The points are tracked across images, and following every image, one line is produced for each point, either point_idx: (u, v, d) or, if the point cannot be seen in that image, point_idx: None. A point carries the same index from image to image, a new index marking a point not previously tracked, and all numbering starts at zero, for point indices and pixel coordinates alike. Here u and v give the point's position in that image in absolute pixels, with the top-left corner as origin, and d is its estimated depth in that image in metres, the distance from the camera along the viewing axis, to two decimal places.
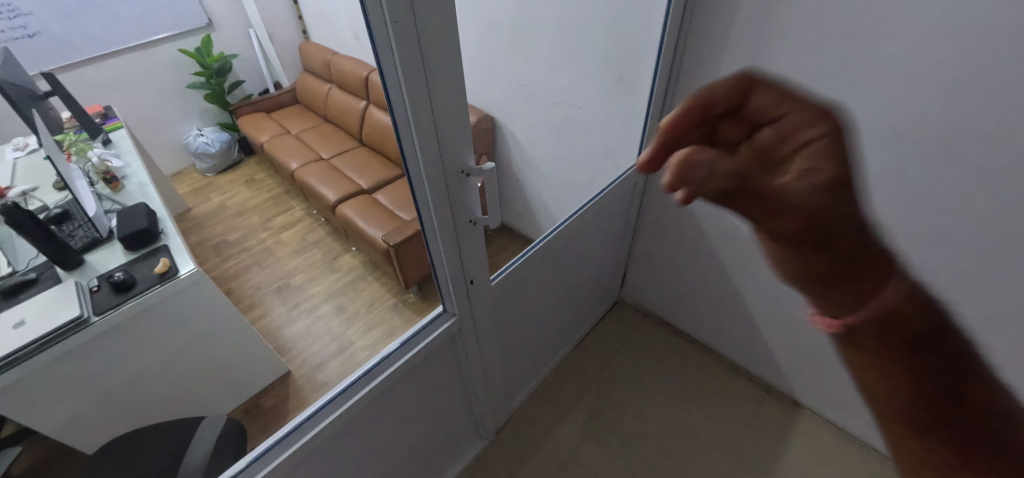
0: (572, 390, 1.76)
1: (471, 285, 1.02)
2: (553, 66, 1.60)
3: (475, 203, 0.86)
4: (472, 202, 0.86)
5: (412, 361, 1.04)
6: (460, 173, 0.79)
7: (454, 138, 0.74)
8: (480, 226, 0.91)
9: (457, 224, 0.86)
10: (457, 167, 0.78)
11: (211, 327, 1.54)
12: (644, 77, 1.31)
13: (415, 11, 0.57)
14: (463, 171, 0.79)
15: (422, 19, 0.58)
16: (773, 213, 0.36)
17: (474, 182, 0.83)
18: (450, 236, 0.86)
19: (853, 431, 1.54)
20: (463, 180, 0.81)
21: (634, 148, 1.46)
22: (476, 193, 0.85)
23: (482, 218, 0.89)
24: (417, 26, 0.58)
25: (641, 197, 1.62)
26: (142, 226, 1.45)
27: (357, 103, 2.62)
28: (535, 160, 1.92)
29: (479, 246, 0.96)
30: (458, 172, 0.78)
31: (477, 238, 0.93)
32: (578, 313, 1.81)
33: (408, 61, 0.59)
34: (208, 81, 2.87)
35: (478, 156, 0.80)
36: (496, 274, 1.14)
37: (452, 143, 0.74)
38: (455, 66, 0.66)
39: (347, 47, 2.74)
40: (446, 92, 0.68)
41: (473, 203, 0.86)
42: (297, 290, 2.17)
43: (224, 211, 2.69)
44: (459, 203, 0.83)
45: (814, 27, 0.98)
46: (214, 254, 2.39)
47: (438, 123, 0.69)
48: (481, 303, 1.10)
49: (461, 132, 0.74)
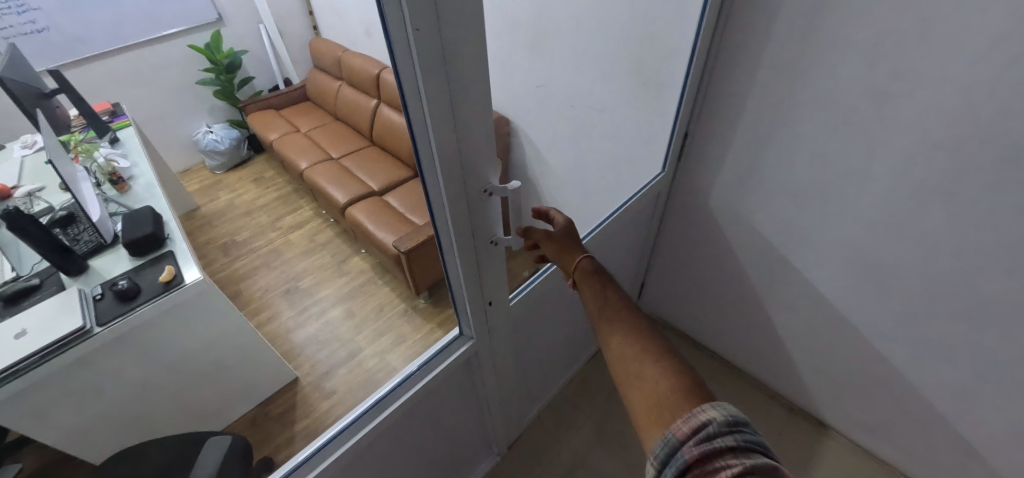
0: (587, 404, 1.70)
1: (491, 307, 0.96)
2: (573, 68, 1.53)
3: (498, 223, 0.80)
4: (494, 223, 0.80)
5: (428, 385, 0.98)
6: (482, 193, 0.73)
7: (479, 156, 0.68)
8: (500, 247, 0.85)
9: (478, 246, 0.80)
10: (481, 187, 0.72)
11: (219, 335, 1.50)
12: (673, 82, 1.24)
13: (442, 21, 0.50)
14: (487, 191, 0.73)
15: (451, 29, 0.52)
16: (550, 244, 0.82)
17: (497, 201, 0.77)
18: (470, 258, 0.80)
19: (883, 453, 1.48)
20: (486, 200, 0.75)
21: (659, 156, 1.39)
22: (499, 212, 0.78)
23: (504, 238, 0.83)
24: (442, 38, 0.51)
25: (664, 206, 1.54)
26: (149, 231, 1.41)
27: (367, 101, 2.56)
28: (551, 165, 1.86)
29: (500, 266, 0.90)
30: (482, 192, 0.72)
31: (498, 259, 0.88)
32: None
33: (432, 76, 0.53)
34: (217, 77, 2.83)
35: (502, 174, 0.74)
36: (515, 292, 1.08)
37: (476, 161, 0.68)
38: (484, 78, 0.60)
39: (358, 43, 2.68)
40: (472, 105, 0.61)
41: (495, 224, 0.80)
42: (306, 293, 2.13)
43: (233, 210, 2.65)
44: (481, 224, 0.77)
45: (868, 32, 0.91)
46: (222, 254, 2.36)
47: (462, 141, 0.63)
48: (499, 323, 1.05)
49: (486, 147, 0.68)
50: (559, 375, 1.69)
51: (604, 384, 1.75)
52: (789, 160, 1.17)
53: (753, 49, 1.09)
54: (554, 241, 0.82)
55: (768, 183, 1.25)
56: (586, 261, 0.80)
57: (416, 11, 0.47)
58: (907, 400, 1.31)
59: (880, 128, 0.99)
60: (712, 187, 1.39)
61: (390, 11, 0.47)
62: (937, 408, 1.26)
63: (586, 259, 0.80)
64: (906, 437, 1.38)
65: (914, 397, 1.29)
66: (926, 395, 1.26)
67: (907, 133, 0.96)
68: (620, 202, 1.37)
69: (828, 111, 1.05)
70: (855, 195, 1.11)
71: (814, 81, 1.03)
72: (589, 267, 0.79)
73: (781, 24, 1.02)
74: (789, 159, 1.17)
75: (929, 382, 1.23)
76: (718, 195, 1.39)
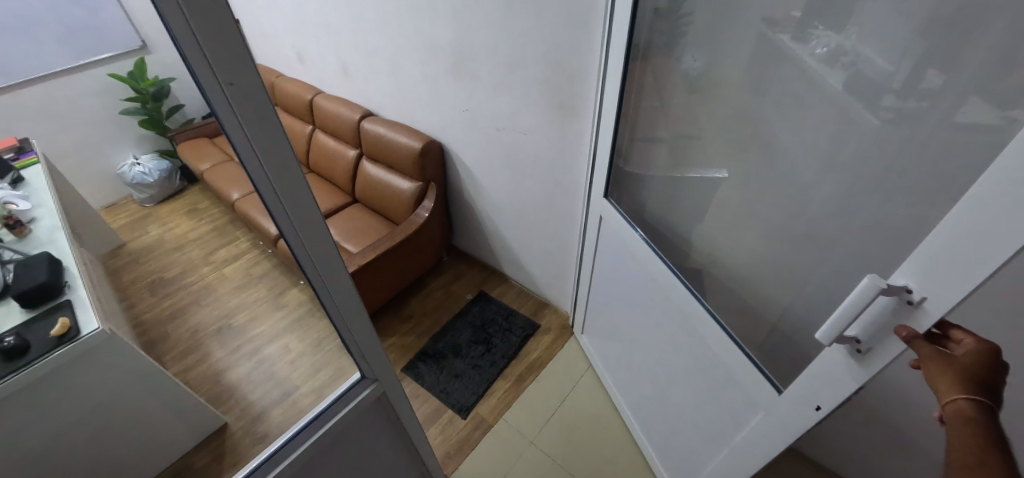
0: (529, 429, 1.67)
1: (817, 411, 0.81)
2: (494, 92, 1.60)
3: (870, 327, 0.66)
4: (882, 332, 0.66)
5: (333, 432, 0.93)
6: (916, 299, 0.60)
7: (987, 241, 0.53)
8: (840, 349, 0.72)
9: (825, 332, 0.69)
10: (942, 278, 0.58)
11: (133, 383, 1.41)
12: (586, 104, 1.37)
13: (258, 69, 0.51)
14: (924, 299, 0.60)
15: None
16: (944, 371, 0.57)
17: (907, 304, 0.62)
18: (877, 363, 0.67)
19: (827, 462, 1.46)
20: (906, 306, 0.62)
21: (580, 175, 1.53)
22: (872, 314, 0.65)
23: (827, 343, 0.69)
24: (264, 88, 0.52)
25: (585, 224, 1.59)
26: (42, 281, 1.33)
27: (302, 127, 2.54)
28: (485, 186, 1.96)
29: (815, 364, 0.79)
30: (935, 288, 0.58)
31: (831, 360, 0.74)
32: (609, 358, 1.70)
33: (260, 129, 0.54)
34: (144, 106, 2.71)
35: (879, 277, 0.62)
36: (773, 384, 0.94)
37: (956, 285, 0.56)
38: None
39: (290, 67, 2.60)
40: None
41: (883, 334, 0.65)
42: (240, 331, 2.03)
43: (163, 245, 2.53)
44: (900, 323, 0.63)
45: (734, 61, 0.96)
46: (148, 294, 2.22)
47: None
48: (791, 425, 0.89)
49: (969, 217, 0.54)
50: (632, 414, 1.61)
51: (544, 407, 1.73)
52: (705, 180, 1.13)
53: (660, 66, 1.14)
54: (945, 371, 0.57)
55: (677, 206, 1.25)
56: (963, 403, 0.55)
57: (221, 63, 0.47)
58: (852, 416, 1.28)
59: (768, 146, 0.95)
60: (637, 207, 1.39)
61: (193, 59, 0.46)
62: (881, 427, 1.23)
63: (965, 398, 0.55)
64: (845, 444, 1.36)
65: (858, 412, 1.26)
66: (865, 409, 1.24)
67: (789, 149, 0.91)
68: (654, 246, 1.27)
69: (721, 133, 1.05)
70: (788, 214, 0.95)
71: (708, 107, 1.06)
72: (974, 414, 0.54)
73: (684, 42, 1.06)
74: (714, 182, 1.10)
75: (864, 395, 1.21)
76: (643, 210, 1.38)
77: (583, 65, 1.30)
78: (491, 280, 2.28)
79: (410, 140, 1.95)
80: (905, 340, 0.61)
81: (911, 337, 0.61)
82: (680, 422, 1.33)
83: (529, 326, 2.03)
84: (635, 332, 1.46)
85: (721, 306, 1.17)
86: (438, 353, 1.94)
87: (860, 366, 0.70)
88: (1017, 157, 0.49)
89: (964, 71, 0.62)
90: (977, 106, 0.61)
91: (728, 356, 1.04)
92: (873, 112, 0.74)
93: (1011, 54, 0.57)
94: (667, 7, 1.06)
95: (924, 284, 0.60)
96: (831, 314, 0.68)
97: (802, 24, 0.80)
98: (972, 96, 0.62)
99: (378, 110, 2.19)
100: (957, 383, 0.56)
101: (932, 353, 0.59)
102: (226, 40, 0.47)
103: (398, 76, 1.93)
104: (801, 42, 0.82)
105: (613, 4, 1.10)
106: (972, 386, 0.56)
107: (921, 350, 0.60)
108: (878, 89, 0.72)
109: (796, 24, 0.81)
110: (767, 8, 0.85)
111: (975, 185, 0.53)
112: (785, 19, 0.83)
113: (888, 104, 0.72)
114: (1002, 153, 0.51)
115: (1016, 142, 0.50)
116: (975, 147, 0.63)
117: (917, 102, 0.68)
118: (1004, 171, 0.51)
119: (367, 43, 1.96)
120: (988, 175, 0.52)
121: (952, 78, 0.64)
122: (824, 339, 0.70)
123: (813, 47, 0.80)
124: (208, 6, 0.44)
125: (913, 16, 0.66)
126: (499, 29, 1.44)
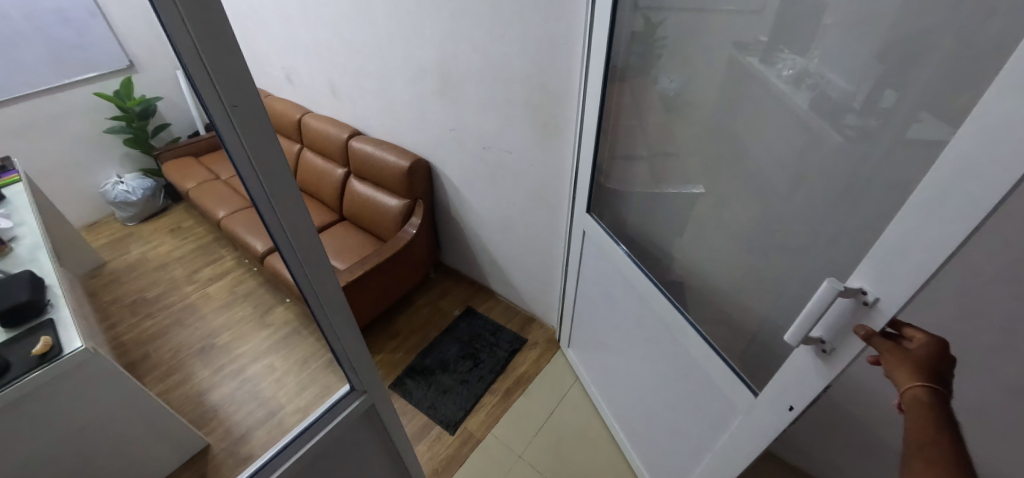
0: (518, 443, 1.68)
1: (790, 412, 0.85)
2: (479, 112, 1.67)
3: (833, 328, 0.71)
4: (843, 331, 0.70)
5: (323, 444, 0.93)
6: (868, 301, 0.66)
7: (928, 243, 0.59)
8: (807, 350, 0.77)
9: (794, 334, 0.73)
10: (892, 279, 0.63)
11: (115, 403, 1.39)
12: (568, 124, 1.43)
13: (260, 92, 0.55)
14: (878, 299, 0.65)
15: (1003, 181, 0.50)
16: (902, 363, 0.62)
17: (863, 307, 0.67)
18: (840, 363, 0.72)
19: (804, 467, 1.49)
20: (860, 309, 0.67)
21: (564, 191, 1.60)
22: (832, 316, 0.70)
23: (796, 345, 0.74)
24: (263, 108, 0.56)
25: (569, 239, 1.65)
26: (24, 299, 1.32)
27: (290, 145, 2.57)
28: (472, 202, 2.00)
29: (787, 367, 0.83)
30: (886, 288, 0.64)
31: (801, 361, 0.79)
32: (595, 370, 1.73)
33: (261, 146, 0.57)
34: (129, 125, 2.73)
35: (838, 281, 0.68)
36: (750, 388, 0.99)
37: (904, 287, 0.62)
38: (951, 182, 0.55)
39: (279, 87, 2.65)
40: (982, 182, 0.52)
41: (844, 334, 0.70)
42: (224, 350, 2.01)
43: (146, 264, 2.50)
44: (858, 323, 0.68)
45: (707, 82, 1.03)
46: (129, 313, 2.18)
47: (966, 232, 0.55)
48: (767, 427, 0.93)
49: (912, 225, 0.60)
50: (620, 427, 1.62)
51: (531, 420, 1.75)
52: (686, 196, 1.18)
53: (637, 86, 1.22)
54: (904, 362, 0.62)
55: (656, 219, 1.31)
56: (919, 389, 0.59)
57: (225, 87, 0.51)
58: (828, 421, 1.33)
59: (741, 161, 1.01)
60: (618, 221, 1.45)
61: (198, 81, 0.50)
62: (854, 431, 1.27)
63: (921, 385, 0.60)
64: (822, 449, 1.40)
65: (833, 417, 1.30)
66: (839, 413, 1.28)
67: (761, 164, 0.97)
68: (635, 258, 1.32)
69: (695, 150, 1.12)
70: (760, 226, 1.02)
71: (682, 126, 1.14)
72: (929, 399, 0.59)
73: (661, 65, 1.13)
74: (691, 197, 1.17)
75: (839, 399, 1.26)
76: (625, 225, 1.43)
77: (564, 86, 1.37)
78: (478, 296, 2.31)
79: (398, 158, 1.99)
80: (866, 339, 0.66)
81: (870, 335, 0.66)
82: (664, 430, 1.36)
83: (516, 340, 2.06)
84: (619, 343, 1.50)
85: (700, 315, 1.22)
86: (425, 369, 1.94)
87: (826, 364, 0.75)
88: (948, 169, 0.55)
89: (912, 91, 0.69)
90: (927, 122, 0.68)
91: (708, 363, 1.09)
92: (837, 129, 0.81)
93: (950, 75, 0.64)
94: (644, 32, 1.14)
95: (876, 286, 0.65)
96: (796, 317, 0.72)
97: (769, 47, 0.88)
98: (922, 112, 0.68)
99: (366, 128, 2.24)
100: (914, 372, 0.61)
101: (889, 349, 0.64)
102: (229, 63, 0.50)
103: (387, 96, 1.98)
104: (768, 64, 0.89)
105: (591, 29, 1.18)
106: (926, 374, 0.60)
107: (879, 346, 0.65)
108: (840, 108, 0.79)
109: (763, 47, 0.89)
110: (736, 32, 0.93)
111: (913, 197, 0.60)
112: (753, 42, 0.90)
113: (851, 121, 0.78)
114: (931, 168, 0.57)
115: (944, 158, 0.56)
116: (921, 160, 0.69)
117: (875, 120, 0.75)
118: (936, 183, 0.57)
119: (356, 64, 2.01)
120: (924, 187, 0.58)
121: (904, 97, 0.71)
122: (792, 341, 0.75)
123: (779, 69, 0.87)
124: (212, 30, 0.48)
125: (869, 40, 0.73)
126: (484, 52, 1.51)
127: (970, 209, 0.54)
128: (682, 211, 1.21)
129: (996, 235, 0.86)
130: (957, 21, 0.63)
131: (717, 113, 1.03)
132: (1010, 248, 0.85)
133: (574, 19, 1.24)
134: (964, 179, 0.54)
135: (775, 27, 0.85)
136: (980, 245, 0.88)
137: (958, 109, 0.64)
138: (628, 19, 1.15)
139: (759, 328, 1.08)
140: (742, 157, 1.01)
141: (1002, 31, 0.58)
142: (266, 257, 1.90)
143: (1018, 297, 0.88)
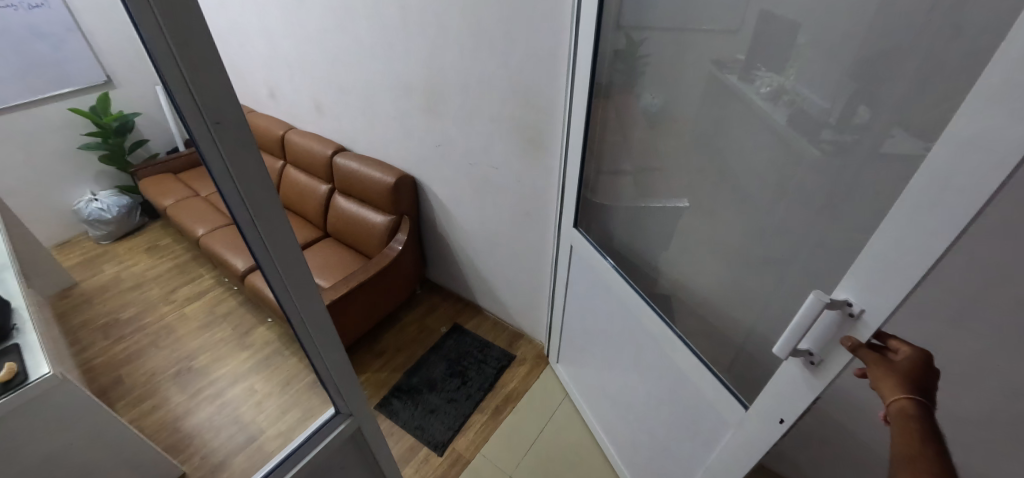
0: (507, 462, 1.65)
1: (781, 425, 0.85)
2: (465, 128, 1.67)
3: (820, 340, 0.71)
4: (830, 343, 0.71)
5: (305, 471, 0.89)
6: (853, 313, 0.67)
7: (911, 254, 0.60)
8: (796, 362, 0.78)
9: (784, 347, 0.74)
10: (878, 291, 0.64)
11: (85, 431, 1.32)
12: (553, 140, 1.45)
13: (242, 108, 0.53)
14: (863, 311, 0.66)
15: (983, 192, 0.51)
16: (888, 375, 0.63)
17: (848, 319, 0.68)
18: (830, 375, 0.72)
19: None
20: (846, 320, 0.68)
21: (550, 206, 1.60)
22: (821, 328, 0.71)
23: (784, 358, 0.74)
24: (244, 123, 0.54)
25: (557, 253, 1.65)
26: None
27: (273, 162, 2.53)
28: (458, 218, 2.00)
29: (778, 380, 0.83)
30: (872, 300, 0.65)
31: (790, 373, 0.79)
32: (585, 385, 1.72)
33: (243, 163, 0.56)
34: (105, 141, 2.65)
35: (826, 294, 0.69)
36: (739, 401, 0.99)
37: (890, 298, 0.63)
38: (929, 194, 0.57)
39: (262, 103, 2.62)
40: (960, 192, 0.54)
41: (831, 346, 0.71)
42: (202, 373, 1.93)
43: (120, 284, 2.41)
44: (845, 335, 0.69)
45: (689, 99, 1.05)
46: (101, 336, 2.10)
47: (948, 241, 0.56)
48: (758, 441, 0.93)
49: (896, 236, 0.61)
50: (610, 443, 1.61)
51: (521, 439, 1.72)
52: (671, 210, 1.20)
53: (621, 102, 1.24)
54: (889, 374, 0.63)
55: (643, 233, 1.32)
56: (905, 401, 0.60)
57: (207, 104, 0.50)
58: (816, 431, 1.34)
59: (724, 176, 1.03)
60: (604, 236, 1.46)
61: (179, 97, 0.49)
62: (841, 441, 1.29)
63: (906, 397, 0.60)
64: (809, 459, 1.41)
65: (820, 426, 1.32)
66: (827, 423, 1.29)
67: (744, 178, 0.99)
68: (622, 272, 1.33)
69: (679, 164, 1.14)
70: (746, 240, 1.03)
71: (666, 141, 1.15)
72: (914, 411, 0.59)
73: (644, 82, 1.16)
74: (676, 211, 1.19)
75: (826, 410, 1.27)
76: (612, 239, 1.44)
77: (550, 102, 1.39)
78: (465, 312, 2.29)
79: (383, 174, 1.97)
80: (853, 352, 0.67)
81: (857, 347, 0.67)
82: (656, 446, 1.35)
83: (505, 357, 2.03)
84: (609, 359, 1.49)
85: (688, 328, 1.23)
86: (412, 387, 1.90)
87: (815, 376, 0.75)
88: (927, 182, 0.57)
89: (886, 108, 0.72)
90: (901, 138, 0.70)
91: (698, 376, 1.09)
92: (816, 145, 0.83)
93: (921, 93, 0.67)
94: (627, 50, 1.17)
95: (861, 297, 0.66)
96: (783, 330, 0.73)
97: (748, 65, 0.90)
98: (897, 128, 0.70)
99: (351, 145, 2.22)
100: (899, 384, 0.62)
101: (876, 362, 0.64)
102: (208, 79, 0.49)
103: (371, 112, 1.98)
104: (747, 82, 0.92)
105: (575, 46, 1.20)
106: (910, 387, 0.61)
107: (866, 358, 0.66)
108: (818, 125, 0.82)
109: (742, 65, 0.91)
110: (716, 51, 0.95)
111: (894, 209, 0.61)
112: (732, 61, 0.93)
113: (828, 136, 0.81)
114: (911, 178, 0.59)
115: (922, 170, 0.57)
116: (897, 175, 0.72)
117: (851, 136, 0.77)
118: (920, 193, 0.58)
119: (340, 79, 2.01)
120: (902, 200, 0.60)
121: (877, 114, 0.73)
122: (781, 353, 0.75)
123: (758, 87, 0.90)
124: (192, 48, 0.46)
125: (843, 59, 0.75)
126: (469, 67, 1.52)
127: (949, 217, 0.55)
128: (668, 226, 1.23)
129: (969, 247, 0.88)
130: (926, 42, 0.65)
131: (699, 129, 1.05)
132: (988, 260, 0.88)
133: (559, 36, 1.27)
134: (943, 192, 0.55)
135: (753, 46, 0.88)
136: (958, 255, 0.90)
137: (930, 125, 0.66)
138: (611, 38, 1.18)
139: (746, 339, 1.09)
140: (725, 172, 1.03)
141: (970, 50, 0.61)
142: (247, 276, 1.85)
143: (995, 307, 0.90)
